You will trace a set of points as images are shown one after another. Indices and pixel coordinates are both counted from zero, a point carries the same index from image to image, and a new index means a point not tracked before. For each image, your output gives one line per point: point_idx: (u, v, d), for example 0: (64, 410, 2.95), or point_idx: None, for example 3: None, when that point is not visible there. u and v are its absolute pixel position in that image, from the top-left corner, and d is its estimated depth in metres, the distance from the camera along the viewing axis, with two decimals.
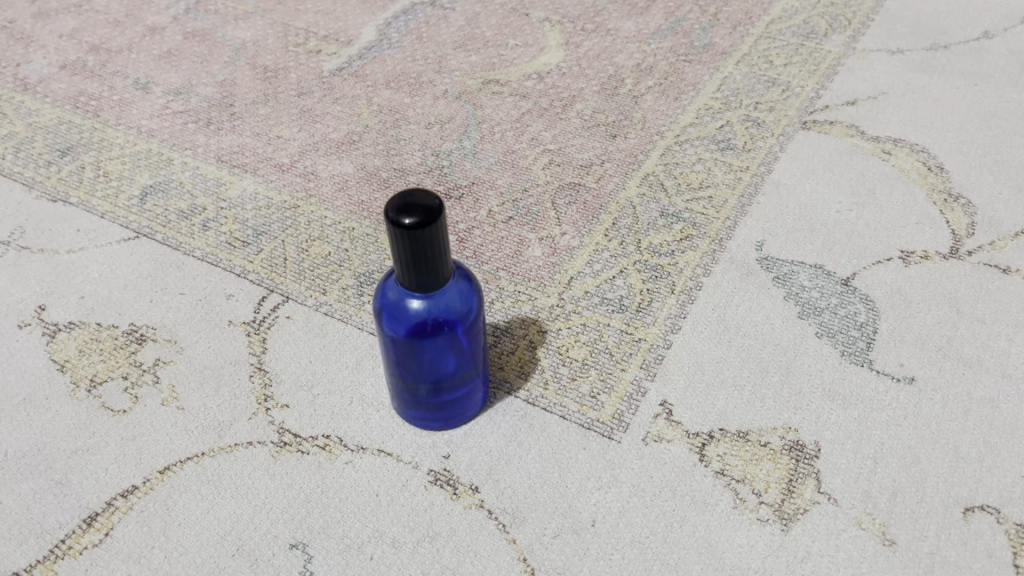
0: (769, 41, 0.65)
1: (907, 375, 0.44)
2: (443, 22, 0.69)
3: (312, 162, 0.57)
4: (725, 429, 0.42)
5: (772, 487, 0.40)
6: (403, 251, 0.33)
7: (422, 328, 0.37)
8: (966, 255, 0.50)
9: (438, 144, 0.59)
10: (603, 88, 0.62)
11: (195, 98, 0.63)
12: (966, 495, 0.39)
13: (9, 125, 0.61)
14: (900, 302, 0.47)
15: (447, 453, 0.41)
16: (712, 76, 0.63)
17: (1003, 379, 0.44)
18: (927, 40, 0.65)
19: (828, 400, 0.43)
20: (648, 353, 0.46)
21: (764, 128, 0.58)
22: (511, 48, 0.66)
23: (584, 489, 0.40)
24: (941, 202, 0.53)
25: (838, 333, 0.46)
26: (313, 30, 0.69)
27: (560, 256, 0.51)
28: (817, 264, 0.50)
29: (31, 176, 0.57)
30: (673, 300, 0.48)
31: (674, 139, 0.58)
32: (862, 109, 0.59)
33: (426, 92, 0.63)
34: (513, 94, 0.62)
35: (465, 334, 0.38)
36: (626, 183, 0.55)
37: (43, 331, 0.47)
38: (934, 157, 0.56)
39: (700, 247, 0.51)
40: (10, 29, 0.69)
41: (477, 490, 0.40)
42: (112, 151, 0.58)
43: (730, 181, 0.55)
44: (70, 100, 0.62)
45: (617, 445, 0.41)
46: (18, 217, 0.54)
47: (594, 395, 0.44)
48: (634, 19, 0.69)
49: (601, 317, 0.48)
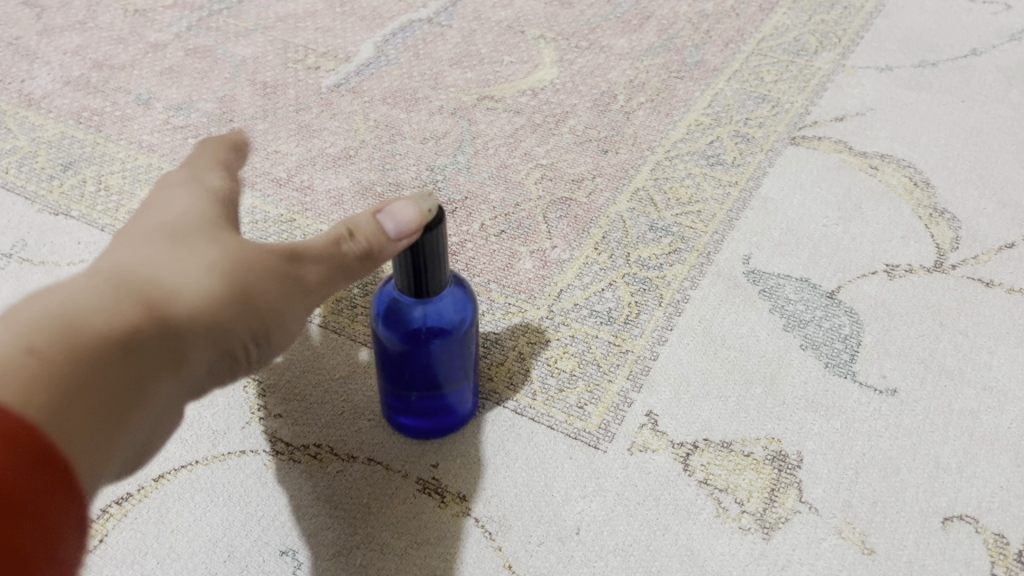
0: (760, 58, 0.66)
1: (889, 387, 0.45)
2: (440, 39, 0.70)
3: (309, 177, 0.58)
4: (709, 439, 0.43)
5: (754, 496, 0.40)
6: (400, 254, 0.34)
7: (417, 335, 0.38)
8: (950, 269, 0.50)
9: (433, 159, 0.60)
10: (595, 104, 0.63)
11: (195, 114, 0.64)
12: (945, 504, 0.40)
13: (12, 139, 0.62)
14: (884, 314, 0.48)
15: (436, 461, 0.42)
16: (703, 92, 0.63)
17: (984, 391, 0.44)
18: (916, 57, 0.65)
19: (811, 410, 0.44)
20: (635, 363, 0.46)
21: (753, 144, 0.59)
22: (506, 65, 0.67)
23: (570, 498, 0.41)
24: (927, 216, 0.54)
25: (822, 345, 0.47)
26: (312, 47, 0.69)
27: (550, 268, 0.52)
28: (803, 277, 0.51)
29: (34, 191, 0.58)
30: (660, 312, 0.49)
31: (665, 155, 0.59)
32: (850, 125, 0.60)
33: (422, 108, 0.64)
34: (507, 110, 0.63)
35: (459, 345, 0.39)
36: (616, 197, 0.56)
37: None
38: (920, 173, 0.56)
39: (687, 260, 0.52)
40: (15, 46, 0.70)
41: (465, 498, 0.41)
42: (113, 166, 0.60)
43: (719, 196, 0.56)
44: (74, 115, 0.64)
45: (603, 455, 0.42)
46: (20, 230, 0.55)
47: (581, 405, 0.45)
48: (627, 36, 0.69)
49: (589, 329, 0.48)
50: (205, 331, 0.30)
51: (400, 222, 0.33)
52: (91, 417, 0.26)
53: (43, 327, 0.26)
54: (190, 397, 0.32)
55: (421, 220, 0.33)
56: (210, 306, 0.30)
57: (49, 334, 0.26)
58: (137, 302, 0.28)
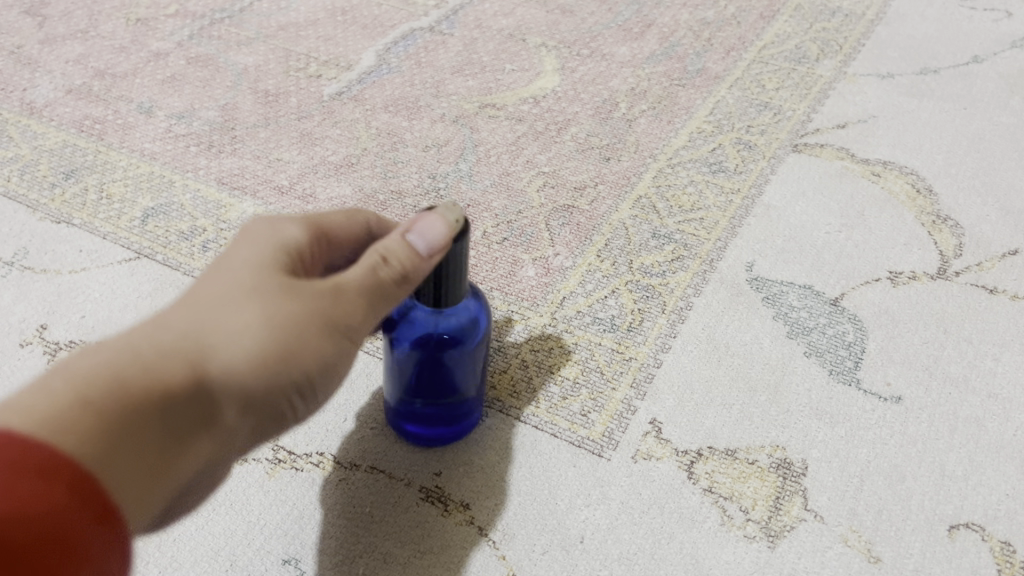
0: (761, 66, 0.66)
1: (894, 395, 0.45)
2: (441, 47, 0.70)
3: (311, 185, 0.58)
4: (713, 447, 0.43)
5: (759, 504, 0.40)
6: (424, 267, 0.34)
7: (430, 341, 0.38)
8: (954, 276, 0.50)
9: (435, 167, 0.60)
10: (597, 112, 0.63)
11: (197, 122, 0.64)
12: (951, 512, 0.40)
13: (14, 147, 0.62)
14: (888, 321, 0.48)
15: (439, 470, 0.42)
16: (704, 100, 0.63)
17: (989, 399, 0.44)
18: (917, 65, 0.65)
19: (815, 418, 0.44)
20: (638, 371, 0.46)
21: (755, 151, 0.59)
22: (508, 73, 0.67)
23: (573, 506, 0.40)
24: (930, 223, 0.53)
25: (826, 353, 0.47)
26: (314, 55, 0.69)
27: (552, 276, 0.52)
28: (807, 284, 0.51)
29: (35, 199, 0.58)
30: (664, 320, 0.49)
31: (667, 162, 0.59)
32: (852, 132, 0.60)
33: (423, 116, 0.64)
34: (509, 118, 0.63)
35: (471, 357, 0.39)
36: (619, 205, 0.56)
37: (44, 350, 0.49)
38: (923, 180, 0.56)
39: (690, 267, 0.52)
40: (17, 54, 0.70)
41: (469, 507, 0.40)
42: (115, 174, 0.60)
43: (722, 204, 0.56)
44: (75, 124, 0.64)
45: (607, 463, 0.42)
46: (22, 239, 0.55)
47: (585, 413, 0.44)
48: (628, 44, 0.69)
49: (592, 337, 0.48)
50: (241, 388, 0.30)
51: (427, 239, 0.32)
52: (117, 469, 0.27)
53: (84, 384, 0.26)
54: (234, 443, 0.33)
55: (450, 233, 0.32)
56: (247, 364, 0.30)
57: (86, 387, 0.26)
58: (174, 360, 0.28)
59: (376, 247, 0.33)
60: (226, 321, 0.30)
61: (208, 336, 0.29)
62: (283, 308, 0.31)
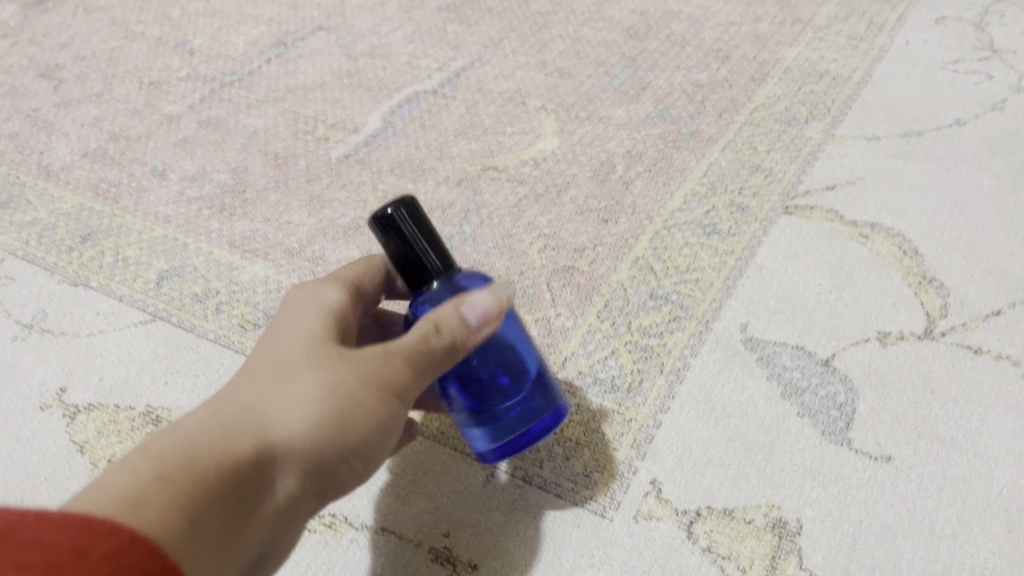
0: (752, 129, 0.68)
1: (884, 454, 0.46)
2: (445, 110, 0.72)
3: (320, 248, 0.60)
4: (711, 506, 0.44)
5: (756, 564, 0.42)
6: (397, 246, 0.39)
7: None
8: (940, 336, 0.52)
9: (439, 229, 0.62)
10: (595, 174, 0.66)
11: (209, 185, 0.66)
12: (939, 571, 0.41)
13: (33, 211, 0.64)
14: (877, 382, 0.50)
15: (448, 530, 0.44)
16: (698, 163, 0.66)
17: (975, 457, 0.46)
18: (902, 127, 0.67)
19: (809, 477, 0.45)
20: (639, 432, 0.48)
21: (748, 213, 0.61)
22: (509, 135, 0.70)
23: (578, 566, 0.42)
24: (916, 284, 0.56)
25: (818, 413, 0.49)
26: (321, 118, 0.72)
27: (554, 336, 0.54)
28: (799, 344, 0.53)
29: (54, 262, 0.60)
30: (662, 380, 0.51)
31: (663, 224, 0.61)
32: (840, 194, 0.62)
33: (428, 179, 0.66)
34: (510, 180, 0.65)
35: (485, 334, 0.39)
36: (617, 266, 0.58)
37: (63, 413, 0.51)
38: (909, 241, 0.59)
39: (688, 328, 0.54)
40: (34, 117, 0.73)
41: (475, 568, 0.43)
42: (130, 237, 0.62)
43: (716, 265, 0.58)
44: (92, 187, 0.66)
45: (609, 523, 0.44)
46: (41, 302, 0.57)
47: (587, 473, 0.46)
48: (625, 106, 0.72)
49: (594, 398, 0.50)
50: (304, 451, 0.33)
51: (478, 308, 0.37)
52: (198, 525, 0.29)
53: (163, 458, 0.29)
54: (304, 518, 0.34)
55: (497, 306, 0.37)
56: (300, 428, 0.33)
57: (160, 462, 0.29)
58: (234, 434, 0.32)
59: (431, 316, 0.36)
60: (282, 400, 0.33)
61: (262, 413, 0.33)
62: (334, 377, 0.34)
